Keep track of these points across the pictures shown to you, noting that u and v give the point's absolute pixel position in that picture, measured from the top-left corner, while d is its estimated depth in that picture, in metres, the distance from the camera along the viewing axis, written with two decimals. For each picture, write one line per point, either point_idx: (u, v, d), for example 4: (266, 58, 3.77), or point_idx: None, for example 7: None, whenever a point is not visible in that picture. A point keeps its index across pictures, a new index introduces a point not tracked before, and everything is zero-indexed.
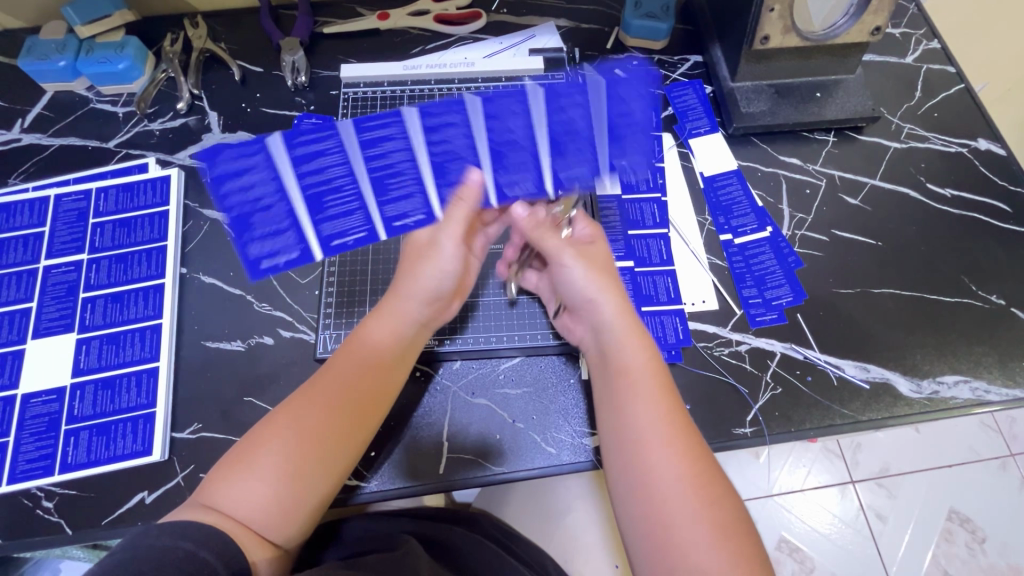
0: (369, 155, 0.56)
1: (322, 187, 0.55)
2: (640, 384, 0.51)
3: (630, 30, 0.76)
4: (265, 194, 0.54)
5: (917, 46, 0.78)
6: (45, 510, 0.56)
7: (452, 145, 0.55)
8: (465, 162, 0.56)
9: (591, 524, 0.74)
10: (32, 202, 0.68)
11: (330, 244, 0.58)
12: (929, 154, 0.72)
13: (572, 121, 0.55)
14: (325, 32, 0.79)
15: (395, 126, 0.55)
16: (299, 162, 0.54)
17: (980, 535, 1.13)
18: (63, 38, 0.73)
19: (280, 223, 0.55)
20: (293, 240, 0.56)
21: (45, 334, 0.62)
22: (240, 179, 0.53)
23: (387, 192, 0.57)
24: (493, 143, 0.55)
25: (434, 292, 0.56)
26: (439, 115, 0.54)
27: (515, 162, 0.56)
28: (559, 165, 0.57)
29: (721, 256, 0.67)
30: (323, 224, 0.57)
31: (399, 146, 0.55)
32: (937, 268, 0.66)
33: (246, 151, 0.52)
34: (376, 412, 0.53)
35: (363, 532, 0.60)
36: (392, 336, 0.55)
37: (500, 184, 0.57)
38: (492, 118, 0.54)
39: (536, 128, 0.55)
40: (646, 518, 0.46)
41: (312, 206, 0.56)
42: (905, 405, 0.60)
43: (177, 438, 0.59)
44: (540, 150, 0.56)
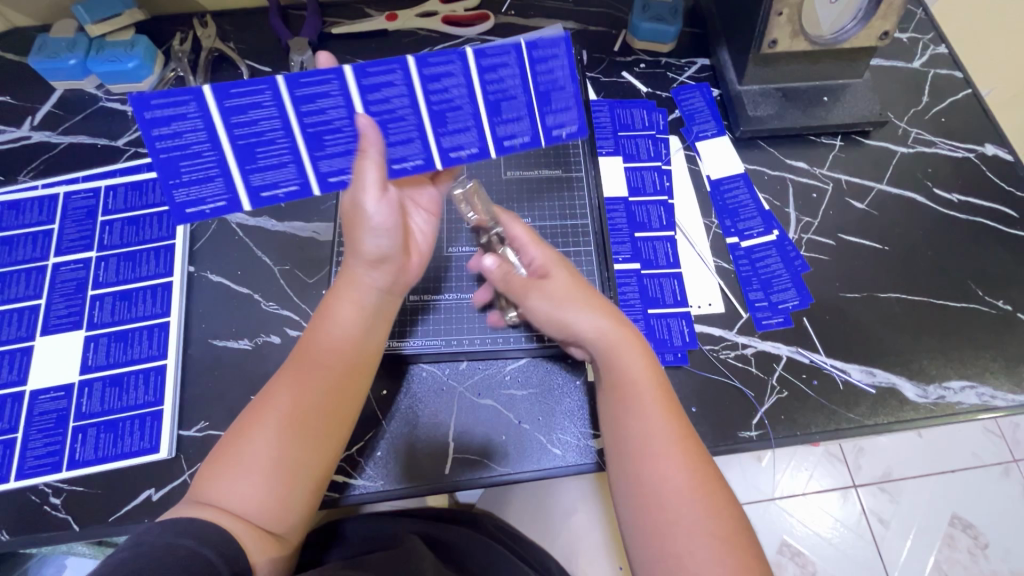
0: (304, 111, 0.48)
1: (253, 139, 0.48)
2: (642, 394, 0.51)
3: (639, 33, 0.77)
4: (195, 142, 0.48)
5: (924, 50, 0.78)
6: (53, 507, 0.57)
7: (395, 106, 0.49)
8: (408, 127, 0.50)
9: (594, 525, 0.74)
10: (42, 199, 0.69)
11: (261, 196, 0.52)
12: (936, 159, 0.72)
13: (505, 83, 0.50)
14: (333, 33, 0.79)
15: (335, 82, 0.47)
16: (229, 115, 0.47)
17: (982, 540, 1.11)
18: (73, 37, 0.74)
19: (213, 174, 0.49)
20: (222, 188, 0.50)
21: (53, 331, 0.62)
22: (172, 127, 0.47)
23: (324, 147, 0.50)
24: (431, 104, 0.50)
25: (378, 254, 0.52)
26: (380, 75, 0.47)
27: (459, 123, 0.51)
28: (498, 126, 0.52)
29: (727, 259, 0.67)
30: (253, 174, 0.50)
31: (337, 103, 0.48)
32: (944, 274, 0.66)
33: (178, 96, 0.46)
34: (345, 404, 0.52)
35: (369, 532, 0.60)
36: (354, 313, 0.53)
37: (445, 148, 0.52)
38: (433, 80, 0.49)
39: (473, 86, 0.50)
40: (650, 522, 0.47)
41: (243, 156, 0.49)
42: (912, 410, 0.60)
43: (184, 435, 0.59)
44: (480, 112, 0.51)
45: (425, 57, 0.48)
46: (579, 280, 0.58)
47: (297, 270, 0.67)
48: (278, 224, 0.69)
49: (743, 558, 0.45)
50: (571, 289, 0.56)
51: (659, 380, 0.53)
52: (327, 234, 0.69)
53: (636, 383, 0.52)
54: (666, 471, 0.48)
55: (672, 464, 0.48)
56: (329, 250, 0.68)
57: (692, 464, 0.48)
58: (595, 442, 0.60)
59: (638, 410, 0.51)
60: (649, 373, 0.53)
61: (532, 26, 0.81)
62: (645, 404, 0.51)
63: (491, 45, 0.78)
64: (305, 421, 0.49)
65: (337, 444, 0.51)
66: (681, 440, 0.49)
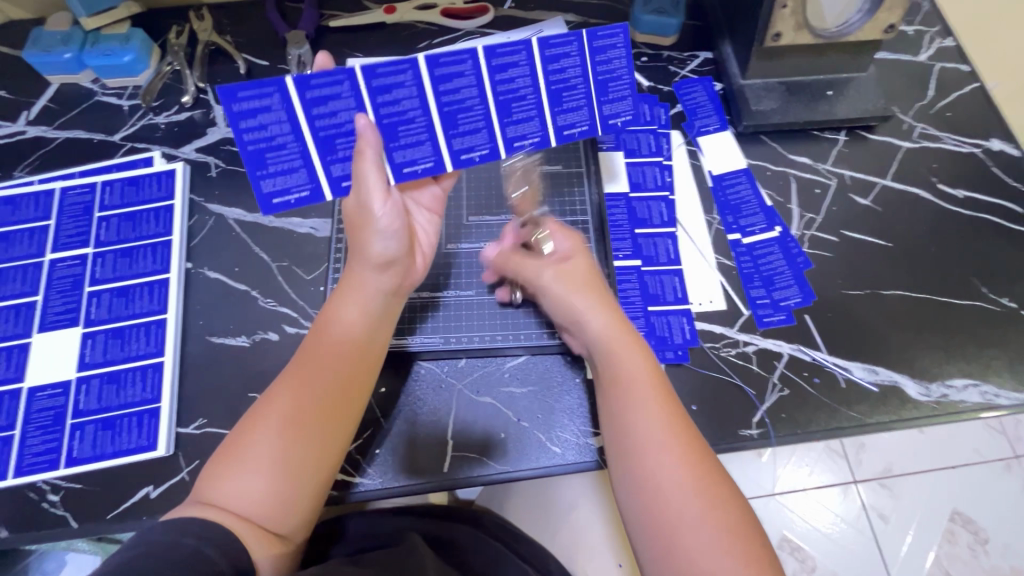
0: (380, 103, 0.50)
1: (333, 131, 0.50)
2: (635, 390, 0.51)
3: (640, 26, 0.76)
4: (279, 134, 0.49)
5: (931, 43, 0.77)
6: (51, 504, 0.56)
7: (464, 96, 0.52)
8: (475, 117, 0.53)
9: (595, 523, 0.74)
10: (38, 194, 0.68)
11: (342, 185, 0.53)
12: (941, 154, 0.71)
13: (567, 75, 0.53)
14: (331, 26, 0.78)
15: (408, 72, 0.49)
16: (310, 105, 0.48)
17: (982, 535, 1.11)
18: (69, 30, 0.73)
19: (297, 164, 0.51)
20: (305, 177, 0.52)
21: (50, 327, 0.62)
22: (257, 118, 0.48)
23: (397, 139, 0.52)
24: (498, 94, 0.52)
25: (387, 256, 0.53)
26: (452, 65, 0.50)
27: (523, 114, 0.54)
28: (559, 117, 0.55)
29: (729, 255, 0.66)
30: (334, 164, 0.52)
31: (411, 94, 0.50)
32: (948, 270, 0.65)
33: (263, 89, 0.47)
34: (356, 397, 0.52)
35: (368, 530, 0.60)
36: (361, 316, 0.53)
37: (509, 137, 0.55)
38: (499, 70, 0.51)
39: (537, 77, 0.52)
40: (654, 516, 0.46)
41: (324, 147, 0.51)
42: (913, 409, 0.59)
43: (182, 433, 0.59)
44: (542, 102, 0.54)
45: (493, 48, 0.50)
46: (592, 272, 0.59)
47: (295, 266, 0.67)
48: (275, 220, 0.69)
49: (749, 548, 0.44)
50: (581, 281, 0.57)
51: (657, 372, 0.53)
52: (326, 230, 0.69)
53: (631, 377, 0.52)
54: (662, 459, 0.48)
55: (670, 453, 0.48)
56: (327, 247, 0.68)
57: (687, 453, 0.48)
58: (595, 440, 0.59)
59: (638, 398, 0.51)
60: (645, 367, 0.53)
61: (533, 20, 0.80)
62: (641, 396, 0.51)
63: (492, 37, 0.77)
64: (308, 422, 0.49)
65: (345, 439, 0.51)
66: (679, 430, 0.49)
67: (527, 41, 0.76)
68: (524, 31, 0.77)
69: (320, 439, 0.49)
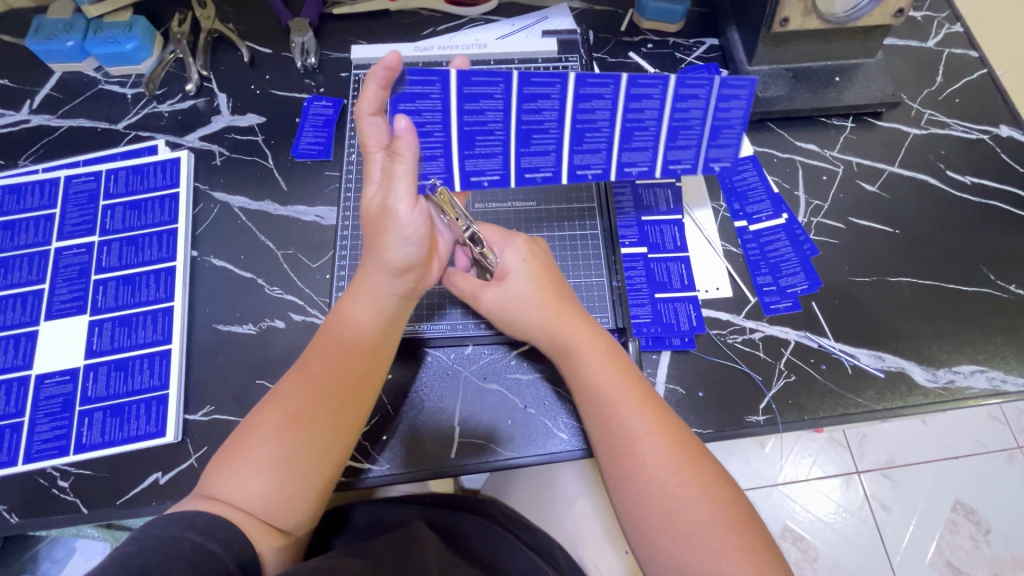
0: (524, 109, 0.54)
1: (476, 128, 0.55)
2: (612, 391, 0.51)
3: (646, 12, 0.75)
4: (430, 122, 0.53)
5: (939, 29, 0.77)
6: (61, 490, 0.57)
7: (543, 118, 0.55)
8: (600, 139, 0.57)
9: (594, 513, 0.76)
10: (43, 183, 0.68)
11: (468, 180, 0.59)
12: (949, 141, 0.71)
13: (689, 113, 0.56)
14: (334, 13, 0.78)
15: (558, 87, 0.53)
16: (464, 101, 0.53)
17: (984, 526, 1.12)
18: (71, 18, 0.73)
19: (437, 152, 0.56)
20: (442, 167, 0.57)
21: (57, 315, 0.62)
22: (415, 104, 0.52)
23: (528, 145, 0.57)
24: (625, 121, 0.56)
25: (406, 262, 0.53)
26: (540, 86, 0.52)
27: (641, 143, 0.58)
28: (671, 151, 0.59)
29: (735, 243, 0.66)
30: (467, 159, 0.57)
31: (553, 106, 0.54)
32: (955, 258, 0.65)
33: (427, 79, 0.51)
34: (365, 396, 0.52)
35: (375, 518, 0.60)
36: (371, 315, 0.53)
37: (622, 162, 0.59)
38: (584, 99, 0.54)
39: (664, 110, 0.56)
40: (642, 515, 0.47)
41: (463, 142, 0.56)
42: (920, 395, 0.59)
43: (190, 420, 0.59)
44: (660, 135, 0.57)
45: (637, 78, 0.53)
46: (544, 282, 0.57)
47: (301, 254, 0.67)
48: (280, 208, 0.69)
49: (738, 538, 0.44)
50: (533, 296, 0.56)
51: (630, 376, 0.53)
52: (332, 218, 0.68)
53: (604, 386, 0.52)
54: (644, 464, 0.48)
55: (651, 456, 0.48)
56: (333, 235, 0.67)
57: (674, 452, 0.48)
58: None
59: (617, 406, 0.50)
60: (620, 373, 0.53)
61: (537, 7, 0.79)
62: (616, 404, 0.51)
63: (497, 24, 0.77)
64: (315, 422, 0.49)
65: (348, 439, 0.51)
66: (660, 431, 0.49)
67: (532, 27, 0.76)
68: (528, 17, 0.77)
69: (325, 439, 0.49)
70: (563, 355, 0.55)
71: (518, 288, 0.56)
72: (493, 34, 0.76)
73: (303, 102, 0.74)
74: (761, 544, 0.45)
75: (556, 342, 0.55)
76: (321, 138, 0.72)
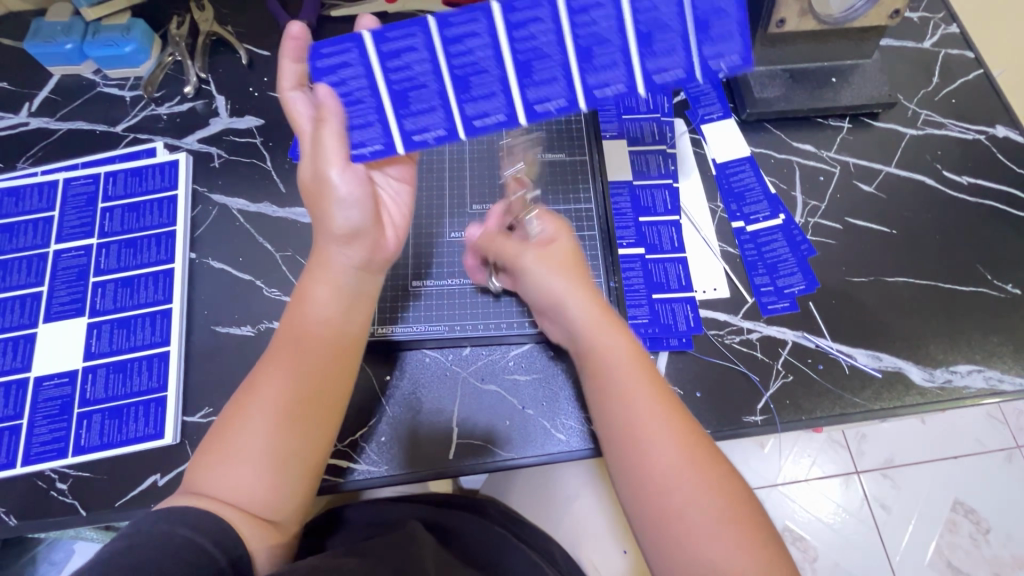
0: (452, 52, 0.50)
1: (406, 83, 0.51)
2: (625, 376, 0.51)
3: None
4: (356, 88, 0.50)
5: (936, 30, 0.77)
6: (60, 492, 0.57)
7: (539, 43, 0.49)
8: (553, 65, 0.50)
9: (597, 512, 0.76)
10: (41, 185, 0.68)
11: (412, 140, 0.53)
12: (946, 141, 0.71)
13: (663, 17, 0.48)
14: (332, 15, 0.78)
15: (482, 20, 0.49)
16: (386, 58, 0.50)
17: (984, 525, 1.13)
18: (69, 21, 0.73)
19: (368, 117, 0.51)
20: (380, 131, 0.52)
21: (56, 318, 0.62)
22: (337, 75, 0.50)
23: (469, 91, 0.51)
24: (579, 38, 0.49)
25: (350, 228, 0.51)
26: (461, 23, 0.49)
27: (606, 60, 0.50)
28: (706, 46, 0.49)
29: (733, 243, 0.66)
30: (406, 118, 0.52)
31: (484, 43, 0.49)
32: (951, 258, 0.65)
33: (340, 44, 0.49)
34: (331, 379, 0.51)
35: (374, 517, 0.60)
36: (329, 294, 0.52)
37: (590, 86, 0.51)
38: (580, 12, 0.48)
39: (624, 20, 0.49)
40: (651, 502, 0.46)
41: (396, 101, 0.51)
42: (917, 395, 0.60)
43: (189, 421, 0.59)
44: (630, 47, 0.49)
45: None
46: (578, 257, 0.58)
47: (299, 255, 0.67)
48: (278, 210, 0.69)
49: (745, 528, 0.44)
50: (571, 262, 0.57)
51: (644, 362, 0.53)
52: None
53: (618, 370, 0.52)
54: (654, 450, 0.48)
55: (659, 442, 0.48)
56: None
57: (684, 441, 0.48)
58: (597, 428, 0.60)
59: (629, 389, 0.50)
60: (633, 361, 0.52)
61: None
62: (629, 389, 0.50)
63: None
64: (289, 410, 0.48)
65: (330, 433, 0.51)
66: (671, 421, 0.49)
67: None
68: None
69: (312, 434, 0.49)
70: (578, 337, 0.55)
71: (554, 246, 0.58)
72: None
73: None
74: (764, 536, 0.45)
75: (579, 326, 0.55)
76: None
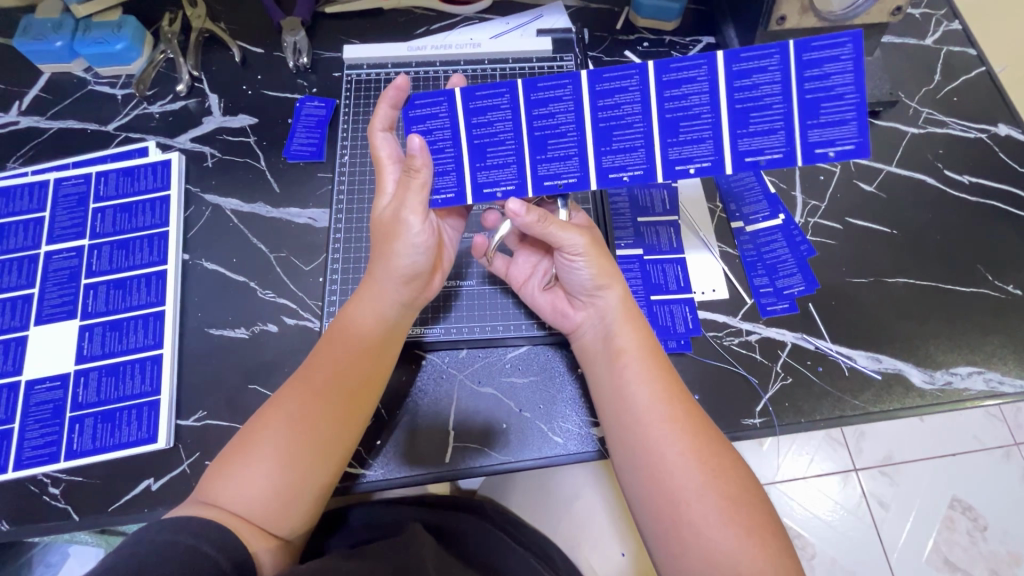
0: (535, 116, 0.52)
1: (486, 139, 0.53)
2: (631, 364, 0.51)
3: (641, 10, 0.75)
4: (441, 139, 0.54)
5: (937, 27, 0.76)
6: (52, 496, 0.56)
7: (624, 112, 0.51)
8: (633, 135, 0.52)
9: (598, 513, 0.76)
10: (32, 186, 0.67)
11: (482, 192, 0.55)
12: (947, 140, 0.70)
13: (759, 90, 0.49)
14: (326, 12, 0.77)
15: (569, 87, 0.51)
16: (472, 116, 0.53)
17: (982, 523, 1.13)
18: (59, 18, 0.72)
19: (448, 166, 0.54)
20: (453, 180, 0.54)
21: (47, 320, 0.61)
22: (425, 124, 0.53)
23: (545, 151, 0.53)
24: (666, 112, 0.51)
25: (412, 270, 0.54)
26: (549, 90, 0.52)
27: (693, 133, 0.51)
28: (813, 131, 0.49)
29: (732, 244, 0.66)
30: (480, 171, 0.54)
31: (567, 109, 0.52)
32: (952, 258, 0.65)
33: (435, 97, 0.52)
34: (368, 402, 0.52)
35: (370, 520, 0.60)
36: (376, 321, 0.53)
37: (670, 159, 0.52)
38: (671, 86, 0.50)
39: (716, 95, 0.49)
40: (658, 490, 0.46)
41: (475, 154, 0.54)
42: (917, 397, 0.59)
43: (182, 425, 0.59)
44: (720, 120, 0.50)
45: (666, 63, 0.49)
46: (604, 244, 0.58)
47: (294, 257, 0.66)
48: (273, 210, 0.68)
49: (750, 517, 0.44)
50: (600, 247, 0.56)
51: (654, 351, 0.52)
52: (324, 220, 0.68)
53: (627, 353, 0.52)
54: (659, 439, 0.47)
55: (665, 432, 0.48)
56: (326, 237, 0.67)
57: (691, 430, 0.48)
58: (595, 430, 0.59)
59: (636, 378, 0.50)
60: (641, 343, 0.53)
61: (532, 5, 0.78)
62: (637, 375, 0.51)
63: (491, 23, 0.76)
64: (316, 424, 0.48)
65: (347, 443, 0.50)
66: (678, 406, 0.49)
67: (527, 26, 0.75)
68: (523, 16, 0.76)
69: (325, 441, 0.49)
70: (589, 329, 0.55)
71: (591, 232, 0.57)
72: (487, 33, 0.75)
73: (295, 103, 0.73)
74: (768, 531, 0.44)
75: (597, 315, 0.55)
76: (314, 138, 0.71)
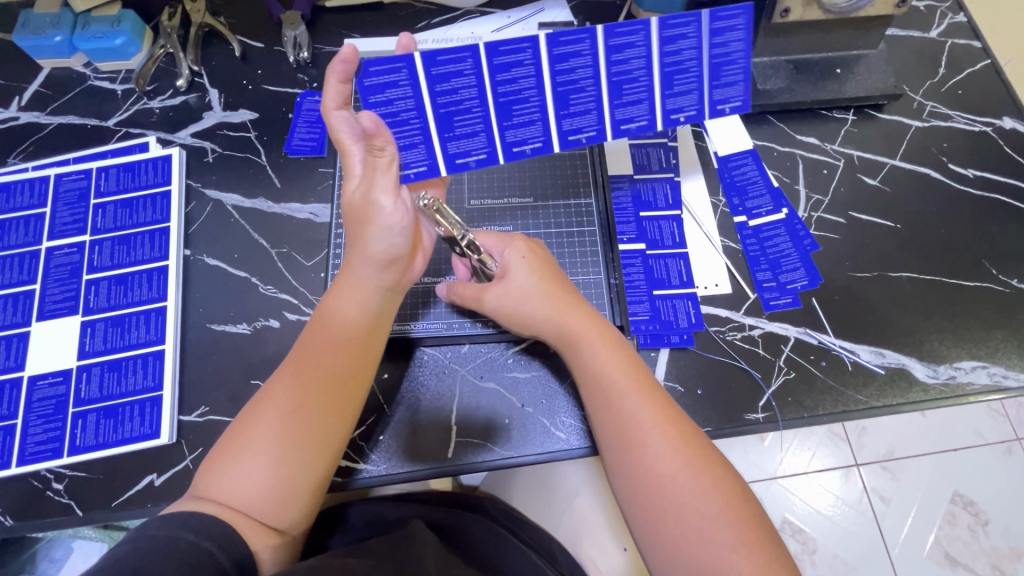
0: (499, 81, 0.52)
1: (452, 108, 0.52)
2: (618, 385, 0.51)
3: (643, 3, 0.74)
4: (404, 110, 0.51)
5: (942, 19, 0.76)
6: (56, 492, 0.56)
7: (578, 77, 0.52)
8: (586, 99, 0.54)
9: (595, 510, 0.75)
10: (32, 181, 0.67)
11: (455, 162, 0.55)
12: (951, 133, 0.70)
13: (682, 56, 0.52)
14: (327, 6, 0.77)
15: (529, 50, 0.50)
16: (435, 82, 0.50)
17: (983, 517, 1.13)
18: (58, 12, 0.71)
19: (415, 139, 0.53)
20: (424, 154, 0.54)
21: (49, 316, 0.61)
22: (385, 94, 0.50)
23: (510, 117, 0.54)
24: (610, 76, 0.52)
25: (391, 254, 0.51)
26: (510, 53, 0.50)
27: (633, 96, 0.54)
28: (716, 90, 0.54)
29: (735, 238, 0.65)
30: (450, 142, 0.54)
31: (528, 73, 0.51)
32: (956, 252, 0.65)
33: (392, 64, 0.48)
34: (347, 391, 0.50)
35: (372, 517, 0.60)
36: (357, 308, 0.51)
37: (616, 120, 0.55)
38: (616, 50, 0.51)
39: (652, 59, 0.52)
40: (650, 510, 0.46)
41: (442, 124, 0.53)
42: (920, 391, 0.59)
43: (185, 421, 0.59)
44: (653, 85, 0.53)
45: (613, 27, 0.50)
46: (546, 279, 0.56)
47: (295, 252, 0.66)
48: (274, 206, 0.68)
49: (745, 535, 0.44)
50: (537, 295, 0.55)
51: (637, 370, 0.52)
52: (325, 215, 0.68)
53: (611, 372, 0.52)
54: (655, 462, 0.47)
55: (660, 449, 0.47)
56: (327, 232, 0.67)
57: (682, 448, 0.48)
58: None
59: (622, 398, 0.50)
60: (623, 360, 0.52)
61: None
62: (625, 395, 0.50)
63: (492, 16, 0.76)
64: (306, 419, 0.48)
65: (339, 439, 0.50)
66: (667, 424, 0.49)
67: (528, 20, 0.75)
68: (524, 9, 0.76)
69: (314, 440, 0.48)
70: (572, 355, 0.54)
71: (515, 286, 0.56)
72: (488, 27, 0.75)
73: (296, 97, 0.73)
74: (769, 541, 0.45)
75: (564, 335, 0.54)
76: (315, 133, 0.71)
